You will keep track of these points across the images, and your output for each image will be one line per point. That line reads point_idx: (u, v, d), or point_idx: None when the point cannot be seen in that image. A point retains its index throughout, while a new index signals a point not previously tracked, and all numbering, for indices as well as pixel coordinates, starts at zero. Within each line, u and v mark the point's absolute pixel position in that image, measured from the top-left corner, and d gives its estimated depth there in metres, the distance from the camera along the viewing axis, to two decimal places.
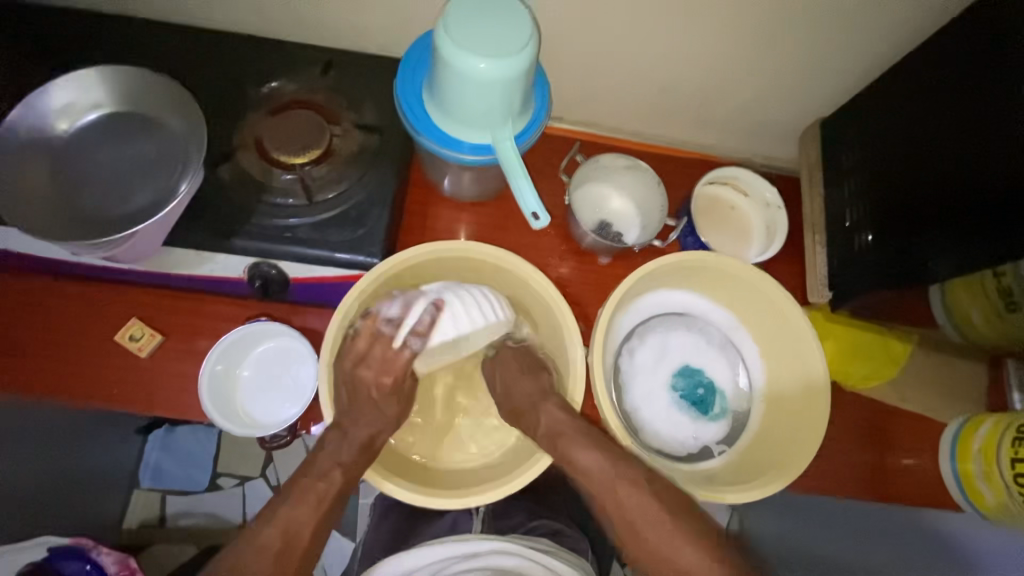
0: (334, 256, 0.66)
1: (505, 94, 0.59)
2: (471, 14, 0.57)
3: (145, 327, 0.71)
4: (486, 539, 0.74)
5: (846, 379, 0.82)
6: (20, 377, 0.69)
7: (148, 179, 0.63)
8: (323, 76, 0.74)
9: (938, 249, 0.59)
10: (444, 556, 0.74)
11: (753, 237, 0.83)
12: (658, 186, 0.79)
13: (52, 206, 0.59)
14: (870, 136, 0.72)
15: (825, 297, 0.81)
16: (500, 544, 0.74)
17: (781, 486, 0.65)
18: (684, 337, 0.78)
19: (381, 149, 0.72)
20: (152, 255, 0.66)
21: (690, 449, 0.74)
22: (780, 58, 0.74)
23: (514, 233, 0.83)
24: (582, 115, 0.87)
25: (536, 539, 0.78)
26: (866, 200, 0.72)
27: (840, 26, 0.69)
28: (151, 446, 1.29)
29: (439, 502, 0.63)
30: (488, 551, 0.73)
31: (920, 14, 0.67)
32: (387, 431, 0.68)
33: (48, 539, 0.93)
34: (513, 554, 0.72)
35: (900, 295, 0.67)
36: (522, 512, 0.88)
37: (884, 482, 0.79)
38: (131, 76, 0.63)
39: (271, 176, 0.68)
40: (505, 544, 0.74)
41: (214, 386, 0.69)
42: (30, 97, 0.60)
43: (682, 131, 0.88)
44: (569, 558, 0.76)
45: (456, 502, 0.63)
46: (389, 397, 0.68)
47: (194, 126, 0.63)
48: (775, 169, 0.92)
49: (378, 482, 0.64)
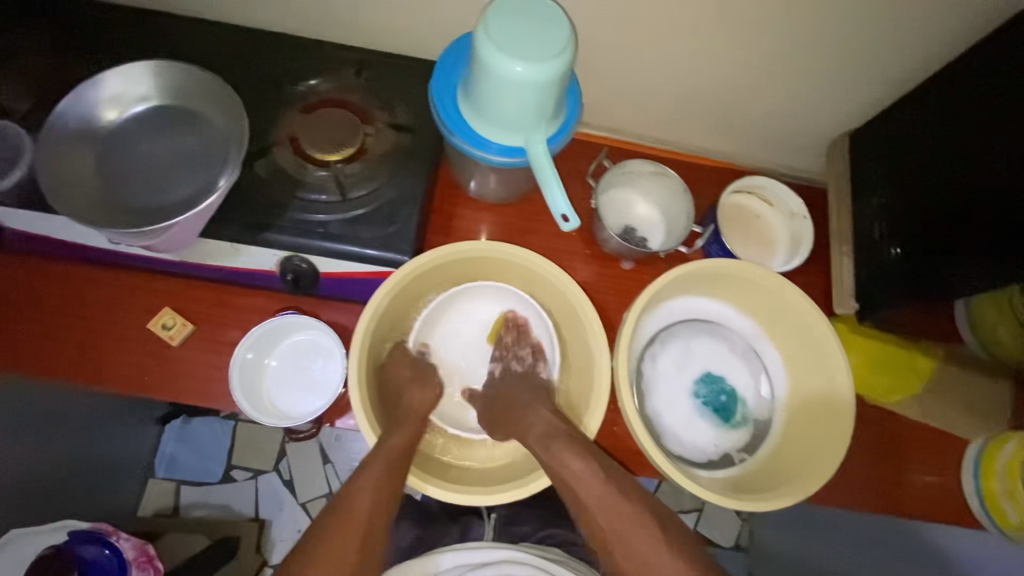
0: (365, 251, 0.67)
1: (540, 98, 0.60)
2: (510, 16, 0.58)
3: (177, 316, 0.73)
4: (499, 548, 0.77)
5: (869, 393, 0.81)
6: (55, 360, 0.70)
7: (189, 172, 0.64)
8: (357, 76, 0.76)
9: (968, 262, 0.59)
10: (459, 563, 0.77)
11: (776, 246, 0.84)
12: (684, 193, 0.80)
13: (96, 195, 0.61)
14: (900, 148, 0.72)
15: (852, 308, 0.80)
16: (510, 554, 0.77)
17: (801, 499, 0.65)
18: (706, 344, 0.79)
19: (411, 150, 0.73)
20: (188, 246, 0.67)
21: (712, 457, 0.74)
22: (809, 70, 0.74)
23: (538, 236, 0.83)
24: (608, 121, 0.88)
25: (547, 548, 0.82)
26: (895, 212, 0.72)
27: (873, 37, 0.69)
28: (167, 436, 1.31)
29: (471, 500, 0.63)
30: (500, 560, 0.76)
31: (954, 28, 0.67)
32: (420, 391, 0.70)
33: (70, 523, 0.95)
34: (524, 563, 0.76)
35: (926, 308, 0.67)
36: (536, 518, 0.90)
37: (906, 498, 0.78)
38: (176, 70, 0.65)
39: (305, 172, 0.69)
40: (521, 557, 0.77)
41: (243, 373, 0.71)
42: (80, 89, 0.62)
43: (707, 140, 0.89)
44: (579, 569, 0.79)
45: (486, 497, 0.64)
46: (400, 362, 0.72)
47: (235, 122, 0.64)
48: (798, 180, 0.93)
49: (417, 484, 0.64)
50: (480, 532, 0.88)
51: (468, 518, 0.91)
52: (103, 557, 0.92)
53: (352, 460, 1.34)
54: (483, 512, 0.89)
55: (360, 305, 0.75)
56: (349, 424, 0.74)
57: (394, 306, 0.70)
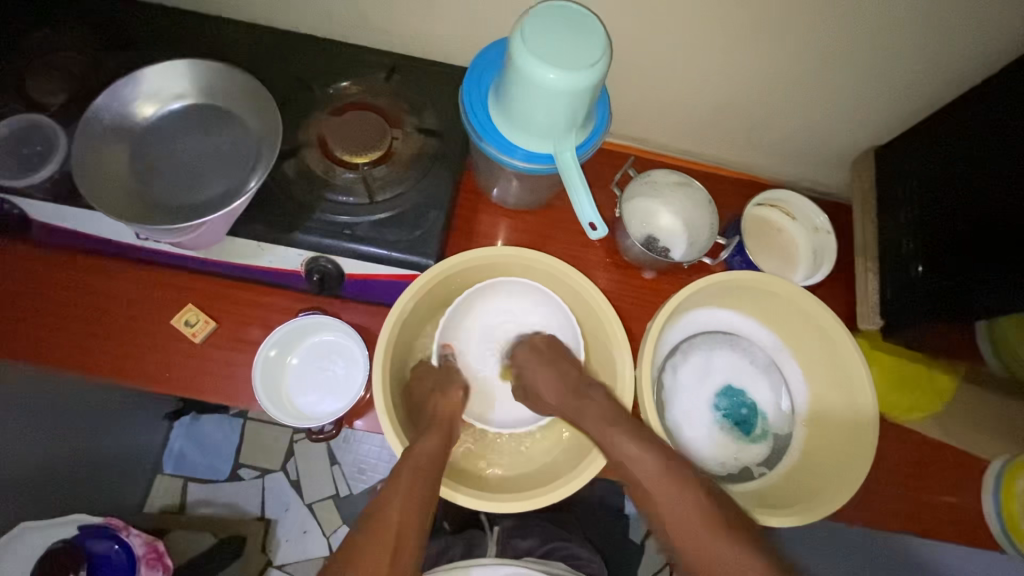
0: (391, 255, 0.67)
1: (573, 106, 0.60)
2: (546, 24, 0.58)
3: (200, 313, 0.73)
4: (505, 564, 0.75)
5: (888, 410, 0.81)
6: (75, 353, 0.70)
7: (221, 171, 0.65)
8: (386, 80, 0.76)
9: (999, 282, 0.58)
10: None
11: (799, 260, 0.83)
12: (708, 204, 0.80)
13: (128, 190, 0.61)
14: (926, 166, 0.72)
15: (877, 325, 0.79)
16: (514, 570, 0.74)
17: (822, 515, 0.65)
18: (728, 356, 0.78)
19: (438, 154, 0.73)
20: (215, 243, 0.68)
21: (731, 470, 0.74)
22: (837, 85, 0.75)
23: (560, 243, 0.83)
24: (633, 131, 0.88)
25: (550, 564, 0.80)
26: (921, 230, 0.71)
27: (906, 53, 0.69)
28: (176, 432, 1.31)
29: (503, 508, 0.63)
30: None
31: (987, 47, 0.67)
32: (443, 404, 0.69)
33: (80, 516, 0.94)
34: None
35: (953, 327, 0.66)
36: (540, 533, 0.90)
37: (926, 519, 0.77)
38: (212, 70, 0.66)
39: (333, 173, 0.70)
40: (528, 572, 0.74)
41: (266, 369, 0.71)
42: (118, 85, 0.62)
43: (731, 151, 0.89)
44: None
45: (515, 505, 0.63)
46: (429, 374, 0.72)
47: (269, 123, 0.65)
48: (821, 195, 0.93)
49: (448, 494, 0.63)
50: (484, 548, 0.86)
51: (472, 532, 0.90)
52: (112, 553, 0.93)
53: (359, 462, 1.33)
54: (487, 526, 0.89)
55: (383, 307, 0.75)
56: (368, 426, 0.74)
57: (417, 310, 0.70)
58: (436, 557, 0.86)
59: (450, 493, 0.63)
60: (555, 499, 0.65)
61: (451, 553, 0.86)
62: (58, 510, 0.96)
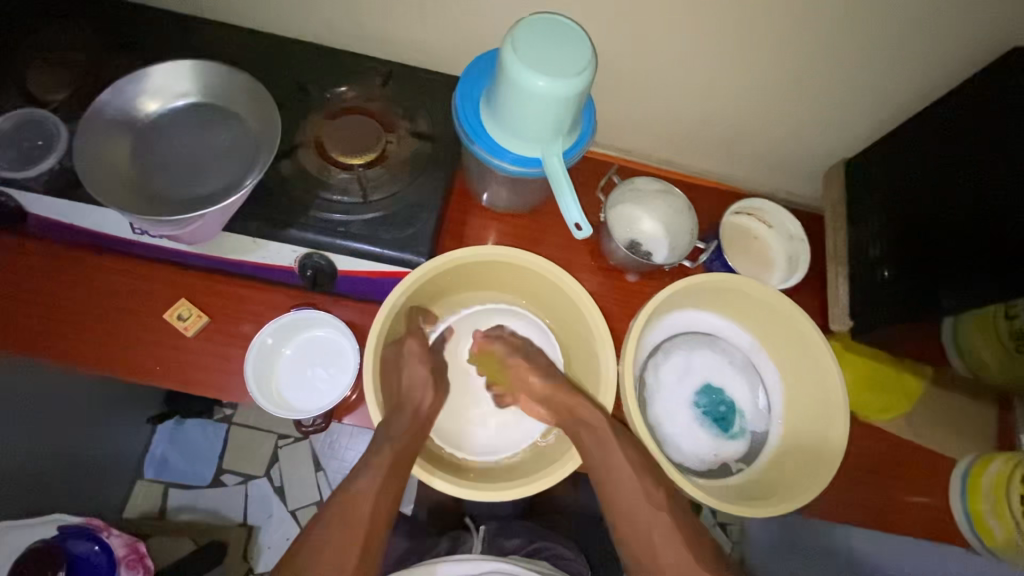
0: (383, 252, 0.69)
1: (560, 111, 0.63)
2: (536, 34, 0.62)
3: (192, 308, 0.74)
4: (486, 560, 0.75)
5: (861, 411, 0.84)
6: (65, 347, 0.71)
7: (219, 167, 0.67)
8: (382, 86, 0.79)
9: (955, 283, 0.62)
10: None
11: (775, 266, 0.87)
12: (689, 211, 0.84)
13: (127, 185, 0.63)
14: (892, 174, 0.76)
15: (847, 325, 0.82)
16: (496, 566, 0.75)
17: (801, 504, 0.68)
18: (707, 356, 0.81)
19: (431, 157, 0.76)
20: (210, 239, 0.70)
21: (711, 465, 0.77)
22: (805, 100, 0.79)
23: (547, 246, 0.86)
24: (618, 141, 0.92)
25: (536, 562, 0.81)
26: (888, 235, 0.75)
27: (867, 70, 0.74)
28: (158, 436, 1.30)
29: (475, 496, 0.64)
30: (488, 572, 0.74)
31: (945, 66, 0.72)
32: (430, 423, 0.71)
33: (59, 516, 0.93)
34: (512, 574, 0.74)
35: (915, 327, 0.70)
36: (526, 533, 0.92)
37: (895, 517, 0.80)
38: (213, 71, 0.68)
39: (329, 173, 0.72)
40: (508, 567, 0.74)
41: (259, 359, 0.72)
42: (122, 83, 0.65)
43: (711, 163, 0.94)
44: None
45: (480, 495, 0.64)
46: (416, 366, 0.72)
47: (269, 122, 0.67)
48: (797, 206, 0.98)
49: (424, 476, 0.66)
50: (470, 545, 0.88)
51: (459, 532, 0.92)
52: (92, 554, 0.92)
53: (345, 467, 1.33)
54: (473, 526, 0.92)
55: (374, 304, 0.77)
56: (357, 421, 0.75)
57: (409, 304, 0.73)
58: (422, 555, 0.87)
59: (427, 475, 0.65)
60: (543, 486, 0.67)
61: (438, 551, 0.88)
62: (37, 510, 0.95)
